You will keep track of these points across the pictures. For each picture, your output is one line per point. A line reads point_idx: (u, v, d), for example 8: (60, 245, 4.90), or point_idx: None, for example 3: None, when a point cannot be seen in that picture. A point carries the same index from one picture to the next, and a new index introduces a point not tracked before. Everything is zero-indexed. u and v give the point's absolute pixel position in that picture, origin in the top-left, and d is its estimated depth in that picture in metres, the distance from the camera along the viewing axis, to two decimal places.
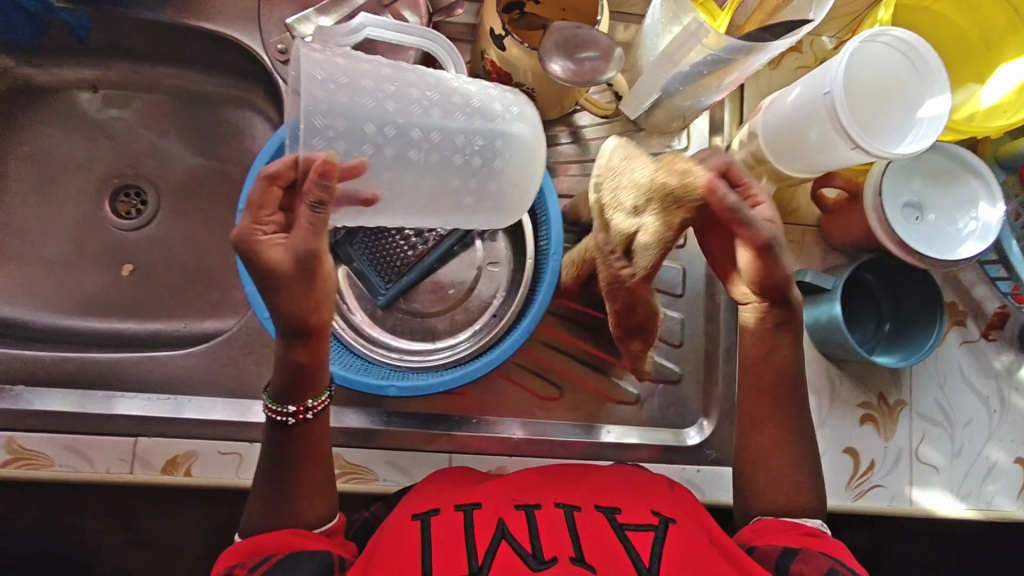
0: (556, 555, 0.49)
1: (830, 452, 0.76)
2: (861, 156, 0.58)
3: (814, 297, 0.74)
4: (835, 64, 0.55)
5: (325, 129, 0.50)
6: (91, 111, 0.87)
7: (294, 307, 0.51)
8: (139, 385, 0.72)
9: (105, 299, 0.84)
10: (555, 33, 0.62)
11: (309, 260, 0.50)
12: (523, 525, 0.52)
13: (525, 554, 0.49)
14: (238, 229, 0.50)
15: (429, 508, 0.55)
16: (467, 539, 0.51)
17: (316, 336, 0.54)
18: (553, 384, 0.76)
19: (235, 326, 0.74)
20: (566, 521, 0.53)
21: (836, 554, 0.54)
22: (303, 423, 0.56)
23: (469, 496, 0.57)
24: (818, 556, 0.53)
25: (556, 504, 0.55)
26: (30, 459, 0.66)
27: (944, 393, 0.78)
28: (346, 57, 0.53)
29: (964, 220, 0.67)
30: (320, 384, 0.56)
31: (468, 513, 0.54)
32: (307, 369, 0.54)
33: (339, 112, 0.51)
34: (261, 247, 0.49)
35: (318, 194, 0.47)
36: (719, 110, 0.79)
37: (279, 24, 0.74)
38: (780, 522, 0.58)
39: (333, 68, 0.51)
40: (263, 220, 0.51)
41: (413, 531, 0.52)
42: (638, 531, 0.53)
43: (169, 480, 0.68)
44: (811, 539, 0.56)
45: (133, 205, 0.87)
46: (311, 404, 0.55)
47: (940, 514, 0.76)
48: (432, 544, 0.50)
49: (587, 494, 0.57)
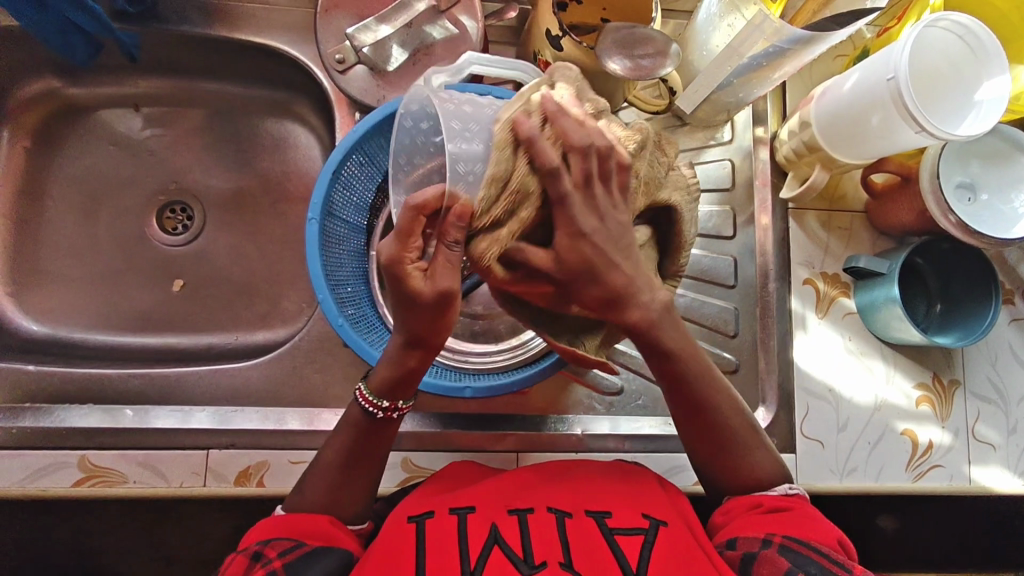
0: (547, 560, 0.50)
1: (887, 434, 0.77)
2: (925, 139, 0.62)
3: (868, 280, 0.75)
4: (901, 50, 0.59)
5: (468, 177, 0.42)
6: (132, 129, 0.87)
7: (418, 329, 0.50)
8: (204, 397, 0.74)
9: (156, 315, 0.83)
10: (612, 32, 0.64)
11: (448, 297, 0.47)
12: (515, 531, 0.52)
13: (515, 560, 0.50)
14: (384, 251, 0.46)
15: (425, 510, 0.55)
16: (459, 547, 0.51)
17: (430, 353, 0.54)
18: (612, 379, 0.77)
19: (297, 336, 0.75)
20: (554, 530, 0.53)
21: (805, 538, 0.52)
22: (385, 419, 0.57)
23: (461, 499, 0.56)
24: (779, 547, 0.51)
25: (547, 510, 0.55)
26: (105, 477, 0.69)
27: (997, 371, 0.79)
28: (470, 103, 0.47)
29: (1019, 198, 0.69)
30: (411, 389, 0.57)
31: (461, 518, 0.54)
32: (409, 374, 0.55)
33: (481, 158, 0.43)
34: (406, 278, 0.46)
35: (456, 238, 0.43)
36: (762, 101, 0.80)
37: (337, 33, 0.71)
38: (751, 496, 0.57)
39: (464, 116, 0.45)
40: (409, 248, 0.46)
41: (405, 538, 0.52)
42: (628, 536, 0.53)
43: (242, 491, 0.70)
44: (778, 519, 0.54)
45: (179, 220, 0.86)
46: (399, 406, 0.57)
47: (997, 492, 0.78)
48: (422, 553, 0.51)
49: (579, 498, 0.57)
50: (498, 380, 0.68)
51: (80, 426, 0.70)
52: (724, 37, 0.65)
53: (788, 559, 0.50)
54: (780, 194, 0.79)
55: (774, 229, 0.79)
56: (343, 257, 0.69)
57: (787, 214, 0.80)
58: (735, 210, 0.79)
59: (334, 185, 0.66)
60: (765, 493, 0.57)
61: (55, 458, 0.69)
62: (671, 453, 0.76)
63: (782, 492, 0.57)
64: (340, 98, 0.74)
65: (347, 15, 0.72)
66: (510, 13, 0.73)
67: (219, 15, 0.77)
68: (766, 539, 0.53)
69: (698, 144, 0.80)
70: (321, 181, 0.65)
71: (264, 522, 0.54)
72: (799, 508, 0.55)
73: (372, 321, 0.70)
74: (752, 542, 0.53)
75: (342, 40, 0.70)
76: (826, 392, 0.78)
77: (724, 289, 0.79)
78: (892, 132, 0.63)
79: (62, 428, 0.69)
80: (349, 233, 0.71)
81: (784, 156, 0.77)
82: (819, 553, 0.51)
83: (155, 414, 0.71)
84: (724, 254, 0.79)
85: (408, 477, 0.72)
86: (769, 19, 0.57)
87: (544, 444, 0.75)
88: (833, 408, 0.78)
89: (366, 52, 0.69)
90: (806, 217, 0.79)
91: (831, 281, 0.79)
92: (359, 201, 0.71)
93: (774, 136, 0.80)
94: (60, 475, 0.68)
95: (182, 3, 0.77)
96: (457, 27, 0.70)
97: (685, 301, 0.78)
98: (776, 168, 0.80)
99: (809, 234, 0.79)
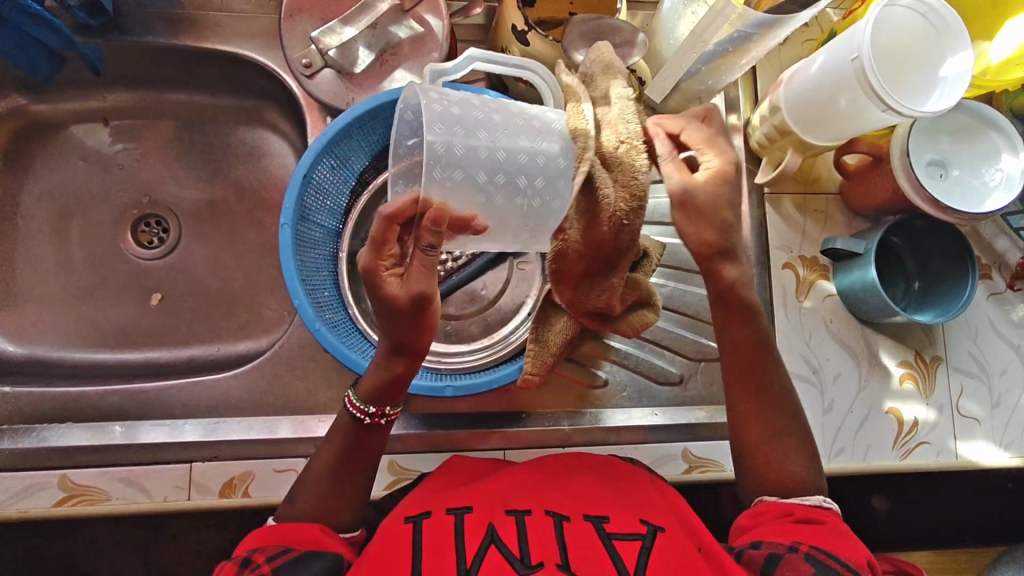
0: (543, 561, 0.49)
1: (872, 413, 0.78)
2: (891, 117, 0.62)
3: (847, 262, 0.76)
4: (860, 32, 0.59)
5: (444, 180, 0.47)
6: (102, 144, 0.86)
7: (403, 333, 0.54)
8: (186, 410, 0.73)
9: (132, 331, 0.82)
10: (579, 24, 0.64)
11: (424, 301, 0.51)
12: (512, 532, 0.52)
13: (510, 558, 0.50)
14: (364, 259, 0.51)
15: (423, 510, 0.55)
16: (455, 546, 0.51)
17: (416, 355, 0.57)
18: (595, 372, 0.77)
19: (277, 344, 0.75)
20: (551, 530, 0.53)
21: (836, 553, 0.51)
22: (372, 426, 0.58)
23: (461, 499, 0.56)
24: (806, 555, 0.51)
25: (545, 512, 0.55)
26: (87, 495, 0.68)
27: (977, 346, 0.79)
28: (460, 105, 0.50)
29: (990, 172, 0.69)
30: (400, 395, 0.58)
31: (457, 518, 0.54)
32: (397, 378, 0.57)
33: (456, 164, 0.48)
34: (382, 284, 0.51)
35: (430, 240, 0.48)
36: (733, 89, 0.81)
37: (303, 38, 0.71)
38: (785, 505, 0.56)
39: (449, 118, 0.48)
40: (385, 253, 0.51)
41: (401, 537, 0.52)
42: (625, 540, 0.52)
43: (227, 502, 0.68)
44: (811, 532, 0.53)
45: (154, 234, 0.85)
46: (388, 411, 0.58)
47: (985, 466, 0.78)
48: (417, 551, 0.51)
49: (577, 502, 0.56)
50: (480, 378, 0.67)
51: (57, 445, 0.69)
52: (688, 25, 0.65)
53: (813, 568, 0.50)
54: (755, 180, 0.79)
55: (752, 216, 0.79)
56: (318, 261, 0.69)
57: (763, 198, 0.80)
58: None
59: (305, 189, 0.65)
60: (796, 503, 0.57)
61: (34, 479, 0.67)
62: (658, 442, 0.76)
63: (817, 504, 0.57)
64: (309, 103, 0.73)
65: (311, 19, 0.71)
66: (476, 9, 0.73)
67: (183, 24, 0.76)
68: (793, 547, 0.52)
69: None
70: (293, 185, 0.64)
71: (255, 531, 0.53)
72: (832, 523, 0.54)
73: (349, 325, 0.69)
74: (777, 546, 0.52)
75: (307, 44, 0.70)
76: (811, 375, 0.78)
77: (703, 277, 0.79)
78: (861, 112, 0.63)
79: (42, 448, 0.69)
80: (324, 236, 0.70)
81: (757, 141, 0.78)
82: (849, 567, 0.50)
83: (144, 429, 0.70)
84: None
85: (394, 479, 0.72)
86: (731, 5, 0.57)
87: (530, 440, 0.74)
88: (818, 390, 0.78)
89: (332, 55, 0.68)
90: (782, 201, 0.79)
91: (810, 265, 0.79)
92: (333, 205, 0.70)
93: (747, 122, 0.80)
94: (43, 495, 0.67)
95: (146, 14, 0.76)
96: (422, 26, 0.70)
97: (665, 290, 0.78)
98: (750, 154, 0.80)
99: (785, 218, 0.79)
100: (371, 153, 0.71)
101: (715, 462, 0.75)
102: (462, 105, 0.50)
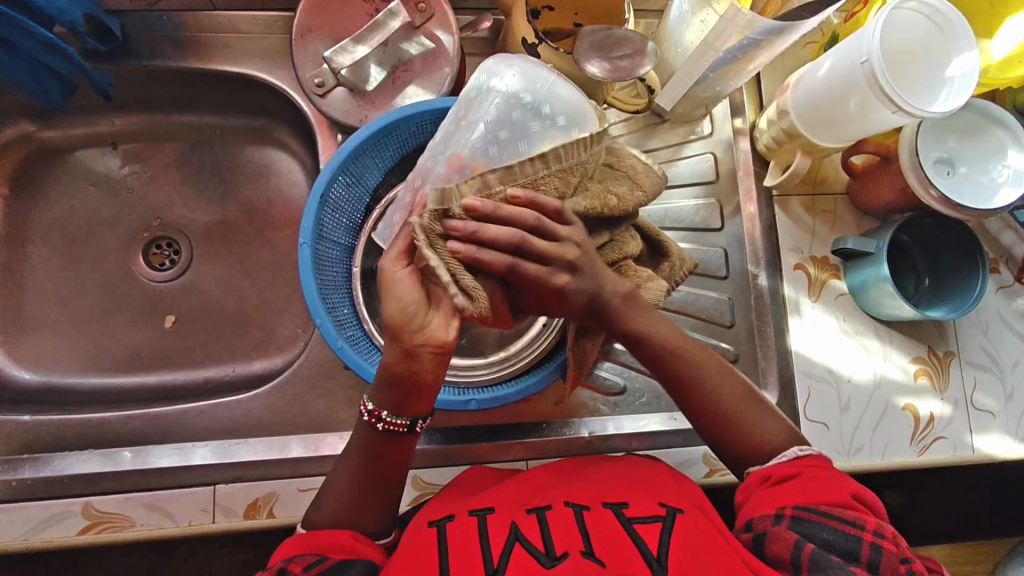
0: (567, 550, 0.50)
1: (889, 409, 0.78)
2: (899, 119, 0.63)
3: (858, 262, 0.76)
4: (867, 35, 0.61)
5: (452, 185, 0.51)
6: (111, 168, 0.86)
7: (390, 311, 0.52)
8: (206, 433, 0.73)
9: (146, 354, 0.82)
10: (589, 35, 0.65)
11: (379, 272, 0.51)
12: (535, 527, 0.52)
13: (536, 554, 0.50)
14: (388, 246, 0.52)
15: (445, 514, 0.56)
16: (481, 546, 0.51)
17: (414, 355, 0.52)
18: (613, 380, 0.77)
19: (296, 363, 0.75)
20: (572, 521, 0.53)
21: (814, 504, 0.52)
22: (385, 432, 0.56)
23: (483, 501, 0.57)
24: (790, 521, 0.52)
25: (565, 504, 0.55)
26: (112, 522, 0.68)
27: (989, 340, 0.80)
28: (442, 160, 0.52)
29: (997, 169, 0.70)
30: (414, 407, 0.55)
31: (480, 519, 0.54)
32: (415, 382, 0.53)
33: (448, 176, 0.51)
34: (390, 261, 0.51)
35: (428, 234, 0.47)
36: (737, 94, 0.82)
37: (314, 58, 0.71)
38: (763, 470, 0.57)
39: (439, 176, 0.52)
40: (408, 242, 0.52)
41: (427, 541, 0.53)
42: (646, 523, 0.53)
43: (252, 523, 0.68)
44: (788, 489, 0.54)
45: (165, 256, 0.85)
46: (383, 415, 0.55)
47: (1000, 458, 0.78)
48: (444, 553, 0.51)
49: (597, 491, 0.57)
50: (502, 391, 0.67)
51: (78, 472, 0.69)
52: (697, 33, 0.66)
53: (798, 533, 0.51)
54: (762, 184, 0.80)
55: (761, 218, 0.80)
56: (335, 280, 0.69)
57: (772, 202, 0.81)
58: (721, 202, 0.81)
59: (323, 209, 0.66)
60: (775, 463, 0.57)
61: (57, 508, 0.67)
62: (679, 447, 0.76)
63: (791, 457, 0.57)
64: (320, 120, 0.74)
65: (321, 38, 0.71)
66: (484, 24, 0.74)
67: (190, 47, 0.77)
68: (777, 515, 0.53)
69: (678, 140, 0.82)
70: (310, 205, 0.64)
71: (290, 540, 0.53)
72: (808, 472, 0.55)
73: (367, 342, 0.68)
74: (763, 520, 0.53)
75: (319, 64, 0.70)
76: (828, 375, 0.78)
77: (715, 280, 0.80)
78: (870, 114, 0.64)
79: (63, 477, 0.68)
80: (340, 253, 0.70)
81: (765, 145, 0.79)
82: (825, 515, 0.51)
83: (157, 453, 0.70)
84: (713, 246, 0.80)
85: (418, 495, 0.72)
86: (739, 13, 0.58)
87: (552, 450, 0.75)
88: (834, 389, 0.78)
89: (344, 74, 0.69)
90: (791, 204, 0.80)
91: (821, 265, 0.80)
92: (348, 222, 0.71)
93: (752, 126, 0.81)
94: (67, 524, 0.67)
95: (154, 38, 0.76)
96: (433, 42, 0.71)
97: (680, 295, 0.79)
98: (757, 157, 0.81)
99: (795, 220, 0.80)
100: (383, 168, 0.71)
101: None
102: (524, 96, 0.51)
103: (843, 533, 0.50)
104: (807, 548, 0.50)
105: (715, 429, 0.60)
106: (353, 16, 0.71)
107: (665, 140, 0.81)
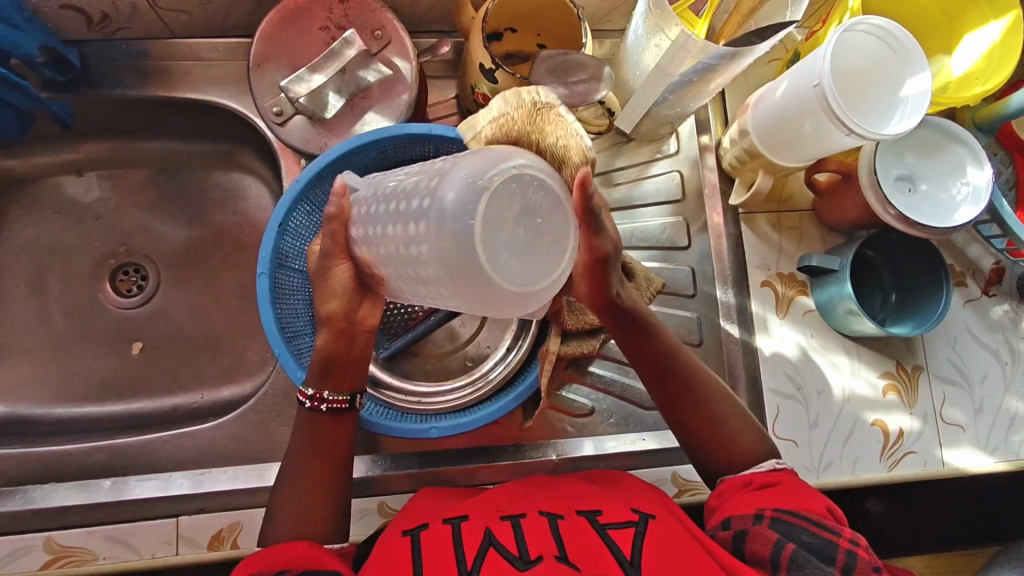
0: (542, 555, 0.50)
1: (858, 425, 0.78)
2: (854, 140, 0.63)
3: (823, 279, 0.77)
4: (819, 59, 0.61)
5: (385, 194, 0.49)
6: (75, 194, 0.85)
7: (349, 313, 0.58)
8: (171, 462, 0.72)
9: (112, 384, 0.81)
10: (544, 61, 0.64)
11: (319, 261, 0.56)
12: (509, 532, 0.53)
13: (509, 557, 0.50)
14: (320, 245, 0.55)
15: (418, 522, 0.55)
16: (454, 554, 0.51)
17: (346, 335, 0.58)
18: (582, 401, 0.77)
19: (261, 391, 0.74)
20: (547, 529, 0.53)
21: (795, 508, 0.53)
22: (329, 412, 0.58)
23: (456, 508, 0.57)
24: (770, 521, 0.53)
25: (539, 512, 0.55)
26: (73, 556, 0.67)
27: (957, 353, 0.80)
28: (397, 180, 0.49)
29: (956, 186, 0.70)
30: (345, 383, 0.59)
31: (454, 526, 0.54)
32: (346, 361, 0.59)
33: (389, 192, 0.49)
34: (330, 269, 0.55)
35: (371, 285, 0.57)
36: (702, 112, 0.82)
37: (272, 86, 0.71)
38: (744, 475, 0.58)
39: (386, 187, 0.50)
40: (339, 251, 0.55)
41: (400, 549, 0.53)
42: (619, 529, 0.53)
43: (215, 555, 0.68)
44: (771, 494, 0.55)
45: (132, 282, 0.85)
46: (324, 396, 0.58)
47: (970, 471, 0.78)
48: (418, 560, 0.51)
49: (567, 500, 0.57)
50: (464, 418, 0.67)
51: (41, 507, 0.68)
52: (653, 57, 0.65)
53: (778, 531, 0.52)
54: (728, 201, 0.80)
55: (727, 235, 0.81)
56: (297, 308, 0.69)
57: (738, 219, 0.81)
58: (687, 220, 0.81)
59: (282, 237, 0.66)
60: (754, 472, 0.58)
61: (18, 543, 0.67)
62: (649, 467, 0.76)
63: (769, 469, 0.58)
64: (283, 148, 0.74)
65: (279, 66, 0.71)
66: (444, 47, 0.76)
67: (154, 75, 0.77)
68: (757, 515, 0.54)
69: (644, 159, 0.82)
70: (268, 235, 0.64)
71: (248, 558, 0.52)
72: (786, 482, 0.56)
73: None
74: (744, 518, 0.54)
75: (278, 93, 0.70)
76: (795, 391, 0.78)
77: (683, 299, 0.80)
78: (825, 135, 0.65)
79: (25, 511, 0.68)
80: (302, 281, 0.70)
81: (729, 163, 0.79)
82: (809, 521, 0.52)
83: (123, 485, 0.69)
84: (680, 264, 0.81)
85: (385, 522, 0.72)
86: (691, 39, 0.59)
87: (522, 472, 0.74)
88: (803, 406, 0.78)
89: (302, 102, 0.68)
90: (756, 221, 0.80)
91: (787, 281, 0.80)
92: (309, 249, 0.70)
93: (718, 143, 0.82)
94: (27, 559, 0.67)
95: (115, 67, 0.76)
96: (391, 68, 0.71)
97: None
98: (723, 174, 0.82)
99: (761, 237, 0.80)
100: None
101: (704, 483, 0.75)
102: (444, 210, 0.41)
103: (821, 537, 0.51)
104: (787, 549, 0.50)
105: (709, 448, 0.61)
106: (310, 44, 0.71)
107: (631, 159, 0.82)
